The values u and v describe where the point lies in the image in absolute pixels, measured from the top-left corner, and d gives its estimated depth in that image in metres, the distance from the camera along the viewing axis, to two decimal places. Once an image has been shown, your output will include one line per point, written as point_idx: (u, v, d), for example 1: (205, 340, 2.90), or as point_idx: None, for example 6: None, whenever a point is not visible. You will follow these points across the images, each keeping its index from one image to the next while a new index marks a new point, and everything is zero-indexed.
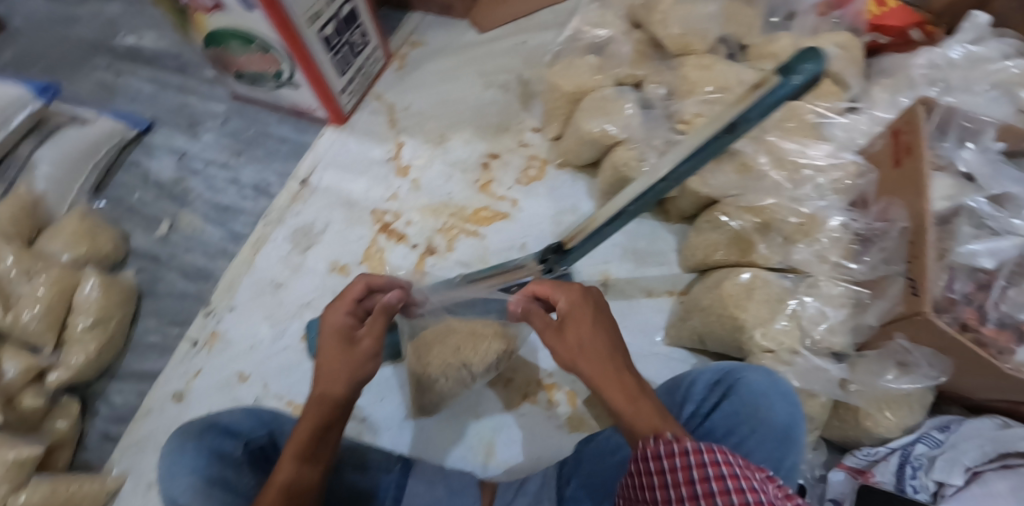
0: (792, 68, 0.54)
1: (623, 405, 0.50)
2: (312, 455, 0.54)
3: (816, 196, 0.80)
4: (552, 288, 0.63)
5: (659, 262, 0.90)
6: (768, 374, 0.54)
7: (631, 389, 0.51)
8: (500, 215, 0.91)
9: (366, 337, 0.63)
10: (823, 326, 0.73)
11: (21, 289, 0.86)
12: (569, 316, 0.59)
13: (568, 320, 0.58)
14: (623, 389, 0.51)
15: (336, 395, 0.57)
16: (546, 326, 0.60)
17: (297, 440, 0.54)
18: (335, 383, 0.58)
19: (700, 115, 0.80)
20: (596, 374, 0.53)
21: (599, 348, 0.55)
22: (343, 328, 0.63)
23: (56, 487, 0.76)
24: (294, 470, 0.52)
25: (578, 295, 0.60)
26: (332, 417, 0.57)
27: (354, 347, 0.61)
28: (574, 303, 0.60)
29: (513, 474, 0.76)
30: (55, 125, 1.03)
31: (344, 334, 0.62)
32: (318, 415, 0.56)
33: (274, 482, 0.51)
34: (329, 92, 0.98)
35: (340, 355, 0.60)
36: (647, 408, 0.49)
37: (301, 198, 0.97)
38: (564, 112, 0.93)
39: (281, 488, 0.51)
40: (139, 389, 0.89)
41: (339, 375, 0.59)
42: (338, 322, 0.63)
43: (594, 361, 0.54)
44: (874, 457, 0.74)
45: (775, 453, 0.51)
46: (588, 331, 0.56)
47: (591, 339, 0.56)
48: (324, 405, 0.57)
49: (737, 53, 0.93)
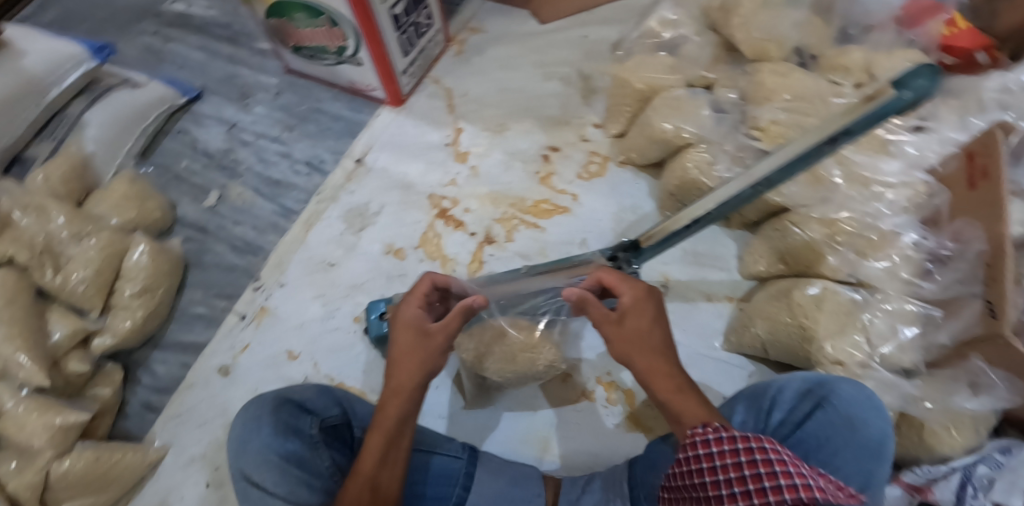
0: (904, 83, 0.45)
1: (674, 399, 0.53)
2: (392, 451, 0.53)
3: (888, 211, 0.78)
4: (619, 280, 0.60)
5: (721, 268, 0.91)
6: (861, 388, 0.57)
7: (679, 384, 0.54)
8: (561, 209, 0.94)
9: (439, 332, 0.58)
10: (891, 345, 0.71)
11: (71, 250, 0.83)
12: (630, 310, 0.57)
13: (630, 315, 0.57)
14: (673, 384, 0.53)
15: (410, 390, 0.55)
16: (604, 317, 0.58)
17: (376, 436, 0.53)
18: (407, 376, 0.55)
19: (777, 123, 0.79)
20: (649, 366, 0.55)
21: (654, 342, 0.55)
22: (415, 322, 0.59)
23: (101, 455, 0.74)
24: (376, 464, 0.52)
25: (643, 293, 0.58)
26: (408, 413, 0.55)
27: (427, 342, 0.57)
28: (639, 299, 0.58)
29: (569, 470, 0.76)
30: (106, 86, 1.01)
31: (417, 328, 0.58)
32: (394, 412, 0.54)
33: (358, 477, 0.51)
34: (391, 71, 0.98)
35: (412, 350, 0.57)
36: (696, 403, 0.52)
37: (356, 178, 0.98)
38: (631, 109, 0.94)
39: (365, 486, 0.51)
40: (182, 361, 0.87)
41: (412, 368, 0.56)
42: (410, 316, 0.59)
43: (647, 354, 0.55)
44: (933, 475, 0.69)
45: (866, 466, 0.54)
46: (648, 324, 0.56)
47: (650, 333, 0.56)
48: (399, 402, 0.55)
49: (806, 63, 0.90)
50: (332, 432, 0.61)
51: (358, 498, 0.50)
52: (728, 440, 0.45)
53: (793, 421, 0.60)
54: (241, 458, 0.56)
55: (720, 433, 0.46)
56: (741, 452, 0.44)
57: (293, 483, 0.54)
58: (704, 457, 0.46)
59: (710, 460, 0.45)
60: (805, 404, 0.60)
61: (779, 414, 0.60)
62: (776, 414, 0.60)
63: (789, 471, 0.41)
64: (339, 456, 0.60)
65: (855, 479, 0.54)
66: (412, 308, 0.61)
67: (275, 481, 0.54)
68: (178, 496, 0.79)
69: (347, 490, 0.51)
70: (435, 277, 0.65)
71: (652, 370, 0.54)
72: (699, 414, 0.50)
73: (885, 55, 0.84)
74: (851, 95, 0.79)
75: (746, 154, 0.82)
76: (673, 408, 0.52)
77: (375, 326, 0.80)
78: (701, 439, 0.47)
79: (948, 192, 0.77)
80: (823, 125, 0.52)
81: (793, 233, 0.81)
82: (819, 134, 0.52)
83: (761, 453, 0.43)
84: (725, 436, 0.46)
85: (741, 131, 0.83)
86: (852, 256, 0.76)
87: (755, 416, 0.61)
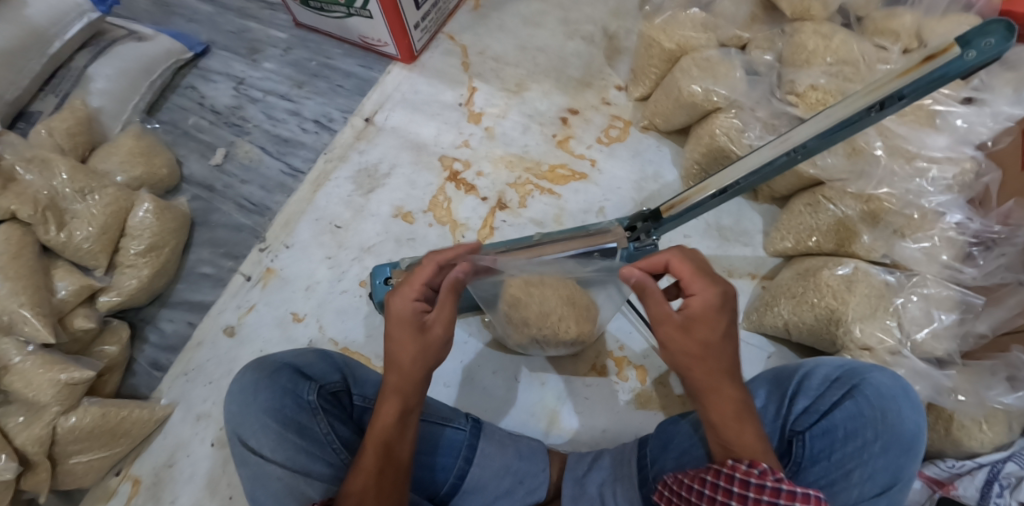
0: (973, 38, 0.37)
1: (730, 426, 0.50)
2: (400, 443, 0.52)
3: (932, 189, 0.71)
4: (693, 276, 0.52)
5: (745, 243, 0.87)
6: (895, 379, 0.54)
7: (737, 408, 0.50)
8: (578, 175, 0.90)
9: (437, 325, 0.53)
10: (926, 330, 0.67)
11: (77, 206, 0.80)
12: (697, 317, 0.50)
13: (697, 323, 0.50)
14: (732, 410, 0.50)
15: (415, 384, 0.53)
16: (666, 318, 0.50)
17: (380, 431, 0.52)
18: (407, 376, 0.52)
19: (815, 88, 0.72)
20: (708, 386, 0.50)
21: (722, 362, 0.50)
22: (411, 317, 0.53)
23: (107, 411, 0.74)
24: (383, 454, 0.51)
25: (716, 302, 0.50)
26: (412, 409, 0.53)
27: (427, 338, 0.53)
28: (710, 309, 0.50)
29: (576, 445, 0.74)
30: (112, 39, 0.98)
31: (413, 323, 0.53)
32: (395, 408, 0.52)
33: (363, 469, 0.50)
34: (403, 25, 0.92)
35: (411, 350, 0.52)
36: (753, 435, 0.50)
37: (366, 137, 0.95)
38: (657, 71, 0.88)
39: (371, 474, 0.49)
40: (189, 320, 0.86)
41: (409, 370, 0.52)
42: (402, 311, 0.53)
43: (708, 374, 0.50)
44: (957, 470, 0.63)
45: (897, 462, 0.51)
46: (717, 339, 0.50)
47: (720, 345, 0.50)
48: (403, 398, 0.53)
49: (852, 24, 0.85)
50: (332, 399, 0.59)
51: (365, 490, 0.48)
52: (770, 492, 0.44)
53: (818, 409, 0.56)
54: (239, 422, 0.56)
55: (764, 481, 0.45)
56: None
57: (292, 450, 0.54)
58: (736, 495, 0.45)
59: (741, 501, 0.45)
60: (833, 392, 0.56)
61: (804, 401, 0.57)
62: (800, 401, 0.57)
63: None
64: (340, 424, 0.58)
65: (883, 475, 0.51)
66: (405, 299, 0.54)
67: (274, 447, 0.54)
68: (185, 453, 0.79)
69: (352, 483, 0.49)
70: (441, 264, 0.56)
71: (707, 389, 0.50)
72: (756, 451, 0.49)
73: (938, 19, 0.77)
74: (896, 63, 0.74)
75: (780, 122, 0.76)
76: (725, 433, 0.50)
77: (379, 291, 0.74)
78: (740, 479, 0.45)
79: (999, 171, 0.71)
80: (874, 86, 0.45)
81: (826, 210, 0.74)
82: (868, 97, 0.45)
83: (757, 492, 0.44)
84: (767, 486, 0.44)
85: (776, 97, 0.77)
86: (888, 236, 0.71)
87: (777, 402, 0.59)
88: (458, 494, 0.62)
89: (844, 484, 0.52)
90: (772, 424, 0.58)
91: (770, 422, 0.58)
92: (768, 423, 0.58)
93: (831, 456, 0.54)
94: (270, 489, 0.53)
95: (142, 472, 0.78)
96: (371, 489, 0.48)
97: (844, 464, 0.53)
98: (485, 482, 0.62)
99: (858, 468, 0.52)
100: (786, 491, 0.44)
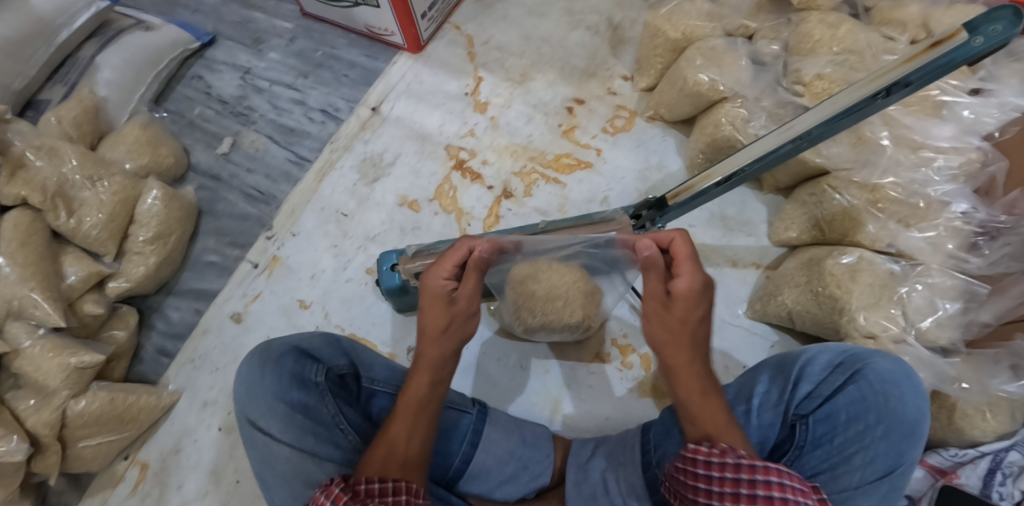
0: (980, 24, 0.38)
1: (693, 400, 0.51)
2: (422, 419, 0.52)
3: (938, 178, 0.71)
4: (683, 258, 0.52)
5: (749, 233, 0.87)
6: (898, 363, 0.54)
7: (705, 386, 0.51)
8: (583, 164, 0.90)
9: (463, 299, 0.54)
10: (931, 320, 0.67)
11: (85, 194, 0.81)
12: (679, 297, 0.51)
13: (677, 302, 0.52)
14: (698, 386, 0.51)
15: (440, 358, 0.54)
16: (653, 294, 0.53)
17: (407, 405, 0.52)
18: (432, 349, 0.53)
19: (821, 78, 0.72)
20: (680, 362, 0.52)
21: (696, 341, 0.52)
22: (442, 294, 0.54)
23: (115, 396, 0.75)
24: (408, 429, 0.50)
25: (700, 285, 0.51)
26: (440, 382, 0.54)
27: (453, 312, 0.54)
28: (694, 290, 0.51)
29: (579, 432, 0.75)
30: (118, 29, 0.98)
31: (441, 299, 0.54)
32: (424, 382, 0.53)
33: (388, 439, 0.50)
34: (409, 14, 0.92)
35: (439, 324, 0.54)
36: (716, 411, 0.50)
37: (371, 126, 0.95)
38: (663, 61, 0.88)
39: (393, 446, 0.49)
40: (195, 307, 0.87)
41: (436, 342, 0.53)
42: (436, 287, 0.54)
43: (683, 349, 0.52)
44: (960, 459, 0.64)
45: (897, 446, 0.51)
46: (694, 317, 0.52)
47: (696, 324, 0.52)
48: (433, 373, 0.53)
49: (859, 14, 0.84)
50: (339, 382, 0.60)
51: (387, 459, 0.48)
52: (732, 468, 0.44)
53: (821, 393, 0.57)
54: (247, 404, 0.56)
55: (724, 459, 0.45)
56: (746, 486, 0.44)
57: (300, 432, 0.54)
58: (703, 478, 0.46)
59: (709, 483, 0.45)
60: (835, 377, 0.56)
61: (806, 386, 0.57)
62: (804, 386, 0.57)
63: (745, 482, 0.44)
64: (347, 407, 0.59)
65: (884, 460, 0.52)
66: (436, 278, 0.55)
67: (281, 428, 0.54)
68: (192, 438, 0.80)
69: (374, 451, 0.49)
70: (471, 245, 0.57)
71: (675, 366, 0.52)
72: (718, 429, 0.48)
73: (946, 9, 0.75)
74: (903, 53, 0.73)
75: (786, 112, 0.75)
76: (689, 407, 0.51)
77: (385, 278, 0.74)
78: (703, 461, 0.46)
79: (1006, 161, 0.70)
80: (879, 73, 0.46)
81: (832, 199, 0.74)
82: (873, 84, 0.46)
83: (721, 470, 0.45)
84: (728, 463, 0.44)
85: (782, 86, 0.76)
86: (892, 225, 0.71)
87: (780, 388, 0.58)
88: (464, 478, 0.62)
89: (845, 468, 0.52)
90: (775, 410, 0.58)
91: (772, 408, 0.58)
92: (770, 409, 0.58)
93: (833, 440, 0.54)
94: (278, 471, 0.53)
95: (149, 457, 0.79)
96: (394, 459, 0.48)
97: (846, 449, 0.53)
98: (489, 467, 0.62)
99: (860, 453, 0.52)
100: (747, 466, 0.44)
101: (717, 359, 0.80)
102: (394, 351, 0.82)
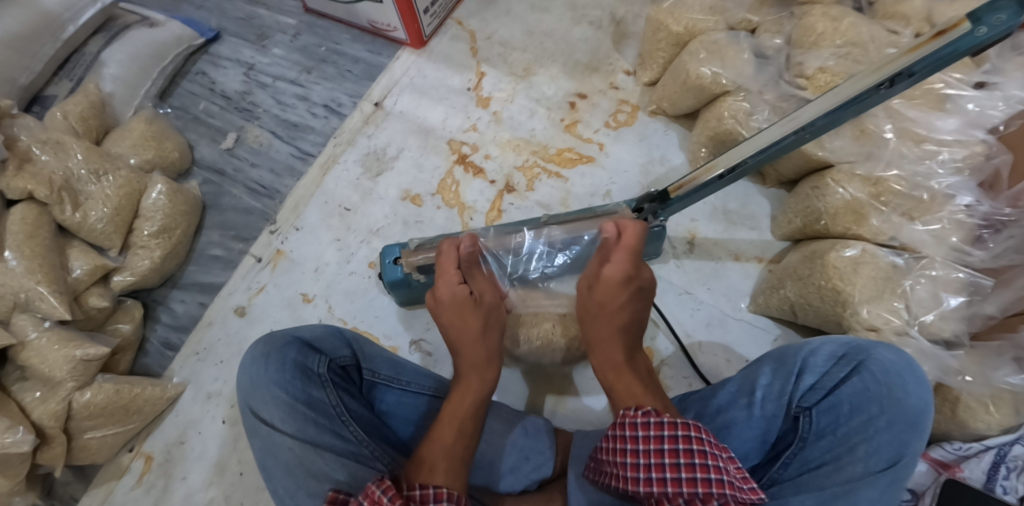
0: (985, 14, 0.39)
1: (607, 370, 0.60)
2: (470, 421, 0.57)
3: (942, 170, 0.71)
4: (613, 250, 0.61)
5: (752, 226, 0.87)
6: (900, 354, 0.55)
7: (617, 362, 0.60)
8: (585, 158, 0.90)
9: (485, 296, 0.65)
10: (934, 313, 0.67)
11: (90, 188, 0.81)
12: (604, 284, 0.62)
13: (601, 287, 0.62)
14: (610, 359, 0.61)
15: (486, 359, 0.62)
16: (586, 281, 0.65)
17: (455, 407, 0.58)
18: (475, 352, 0.62)
19: (824, 71, 0.71)
20: (599, 338, 0.62)
21: (617, 322, 0.62)
22: (457, 297, 0.63)
23: (121, 388, 0.75)
24: (455, 432, 0.55)
25: (621, 276, 0.61)
26: (485, 384, 0.61)
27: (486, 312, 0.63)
28: (617, 280, 0.61)
29: (581, 424, 0.75)
30: (123, 25, 0.99)
31: (458, 302, 0.63)
32: (477, 383, 0.60)
33: (439, 439, 0.54)
34: (412, 9, 0.92)
35: (474, 328, 0.63)
36: (627, 380, 0.59)
37: (375, 121, 0.95)
38: (665, 54, 0.88)
39: (443, 444, 0.53)
40: (199, 300, 0.87)
41: (475, 346, 0.62)
42: (450, 292, 0.63)
43: (603, 328, 0.62)
44: (964, 452, 0.63)
45: (900, 436, 0.51)
46: (615, 303, 0.62)
47: (617, 310, 0.62)
48: (476, 374, 0.61)
49: (863, 7, 0.84)
50: (341, 373, 0.61)
51: (438, 454, 0.52)
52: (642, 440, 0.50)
53: (824, 385, 0.57)
54: (250, 395, 0.57)
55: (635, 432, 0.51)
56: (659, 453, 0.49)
57: (302, 422, 0.55)
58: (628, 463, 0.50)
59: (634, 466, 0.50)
60: (839, 369, 0.57)
61: (809, 378, 0.57)
62: (806, 378, 0.57)
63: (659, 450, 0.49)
64: (349, 397, 0.60)
65: (888, 450, 0.51)
66: (450, 285, 0.63)
67: (284, 418, 0.55)
68: (196, 430, 0.80)
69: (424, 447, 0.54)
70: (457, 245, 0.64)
71: (595, 342, 0.62)
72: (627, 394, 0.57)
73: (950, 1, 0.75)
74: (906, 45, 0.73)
75: (789, 105, 0.75)
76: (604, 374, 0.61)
77: (387, 271, 0.74)
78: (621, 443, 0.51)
79: (1010, 154, 0.69)
80: (882, 63, 0.46)
81: (835, 193, 0.73)
82: (876, 75, 0.46)
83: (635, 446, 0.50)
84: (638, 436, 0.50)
85: (784, 80, 0.76)
86: (896, 218, 0.71)
87: (783, 380, 0.58)
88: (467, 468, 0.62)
89: (849, 459, 0.52)
90: (777, 402, 0.58)
91: (775, 399, 0.58)
92: (773, 401, 0.58)
93: (836, 431, 0.54)
94: (281, 460, 0.53)
95: (154, 448, 0.79)
96: (443, 454, 0.52)
97: (850, 440, 0.53)
98: (491, 458, 0.63)
99: (864, 444, 0.52)
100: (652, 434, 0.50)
101: (720, 353, 0.80)
102: (397, 344, 0.82)
